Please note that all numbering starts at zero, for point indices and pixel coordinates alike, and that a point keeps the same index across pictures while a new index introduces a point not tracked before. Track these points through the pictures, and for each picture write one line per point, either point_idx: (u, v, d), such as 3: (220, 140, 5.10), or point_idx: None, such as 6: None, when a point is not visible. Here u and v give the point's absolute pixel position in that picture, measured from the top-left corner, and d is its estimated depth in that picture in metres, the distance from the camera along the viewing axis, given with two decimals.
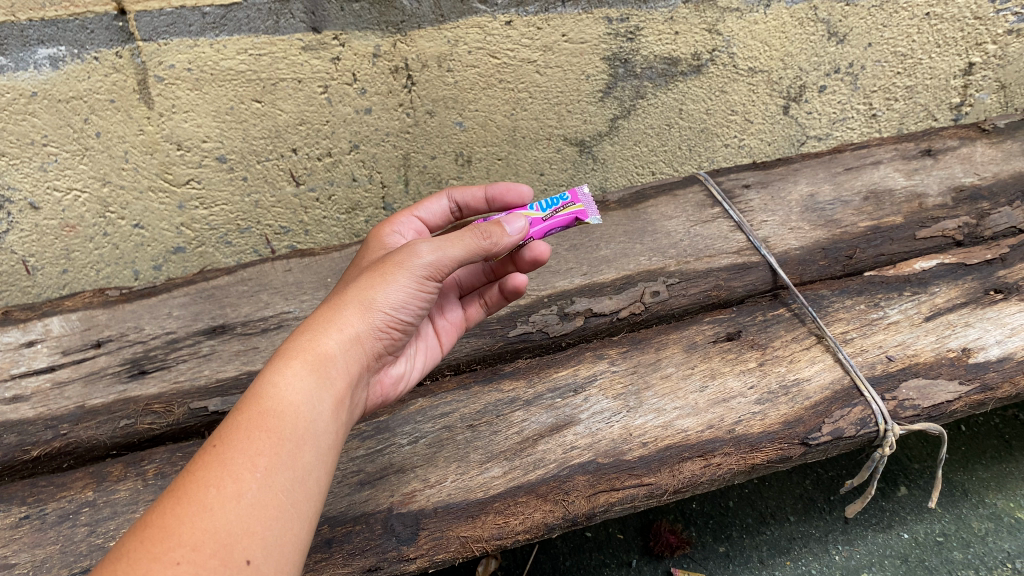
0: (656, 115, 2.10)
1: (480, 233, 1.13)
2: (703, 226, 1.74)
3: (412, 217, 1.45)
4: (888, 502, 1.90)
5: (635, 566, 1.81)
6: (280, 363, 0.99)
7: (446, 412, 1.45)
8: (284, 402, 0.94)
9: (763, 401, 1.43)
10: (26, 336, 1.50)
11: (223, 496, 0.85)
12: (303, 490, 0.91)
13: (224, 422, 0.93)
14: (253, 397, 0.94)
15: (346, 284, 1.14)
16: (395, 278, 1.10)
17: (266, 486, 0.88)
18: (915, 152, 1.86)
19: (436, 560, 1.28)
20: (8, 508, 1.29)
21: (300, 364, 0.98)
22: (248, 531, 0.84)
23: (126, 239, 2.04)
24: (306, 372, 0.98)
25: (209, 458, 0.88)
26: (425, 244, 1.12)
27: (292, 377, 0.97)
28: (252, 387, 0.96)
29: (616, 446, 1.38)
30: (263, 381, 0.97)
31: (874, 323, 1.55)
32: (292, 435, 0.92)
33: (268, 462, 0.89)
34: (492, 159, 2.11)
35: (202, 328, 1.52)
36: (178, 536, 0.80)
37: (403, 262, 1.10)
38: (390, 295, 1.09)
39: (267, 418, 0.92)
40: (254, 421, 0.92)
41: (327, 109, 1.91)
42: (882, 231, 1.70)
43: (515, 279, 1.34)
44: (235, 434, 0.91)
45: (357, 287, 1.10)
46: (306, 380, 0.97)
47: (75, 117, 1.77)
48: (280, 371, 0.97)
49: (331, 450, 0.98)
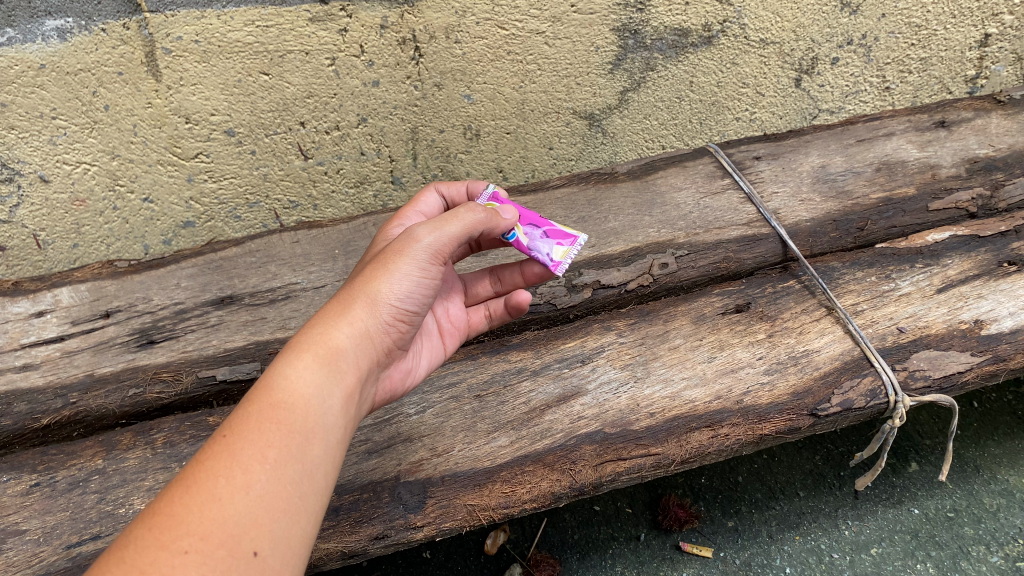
0: (666, 88, 2.08)
1: (473, 213, 1.14)
2: (713, 198, 1.71)
3: (415, 213, 1.38)
4: (898, 478, 1.89)
5: (643, 541, 1.81)
6: (290, 356, 0.95)
7: (453, 382, 1.45)
8: (293, 394, 0.90)
9: (771, 371, 1.42)
10: (35, 307, 1.50)
11: (233, 486, 0.81)
12: (310, 484, 0.87)
13: (234, 414, 0.89)
14: (262, 389, 0.90)
15: (350, 279, 1.10)
16: (398, 266, 1.06)
17: (275, 478, 0.84)
18: (929, 124, 1.83)
19: (443, 528, 1.28)
20: (19, 475, 1.31)
21: (309, 357, 0.95)
22: (256, 522, 0.80)
23: (136, 214, 2.04)
24: (316, 364, 0.94)
25: (218, 448, 0.85)
26: (422, 227, 1.10)
27: (302, 370, 0.93)
28: (260, 379, 0.92)
29: (623, 416, 1.37)
30: (272, 373, 0.93)
31: (885, 295, 1.53)
32: (301, 427, 0.89)
33: (278, 454, 0.86)
34: (500, 133, 2.11)
35: (211, 299, 1.52)
36: (187, 525, 0.77)
37: (405, 249, 1.08)
38: (396, 283, 1.06)
39: (277, 409, 0.89)
40: (263, 412, 0.88)
41: (334, 82, 1.90)
42: (894, 203, 1.68)
43: (519, 295, 1.29)
44: (244, 425, 0.87)
45: (361, 280, 1.06)
46: (316, 372, 0.94)
47: (83, 89, 1.77)
48: (289, 363, 0.94)
49: (339, 444, 0.94)
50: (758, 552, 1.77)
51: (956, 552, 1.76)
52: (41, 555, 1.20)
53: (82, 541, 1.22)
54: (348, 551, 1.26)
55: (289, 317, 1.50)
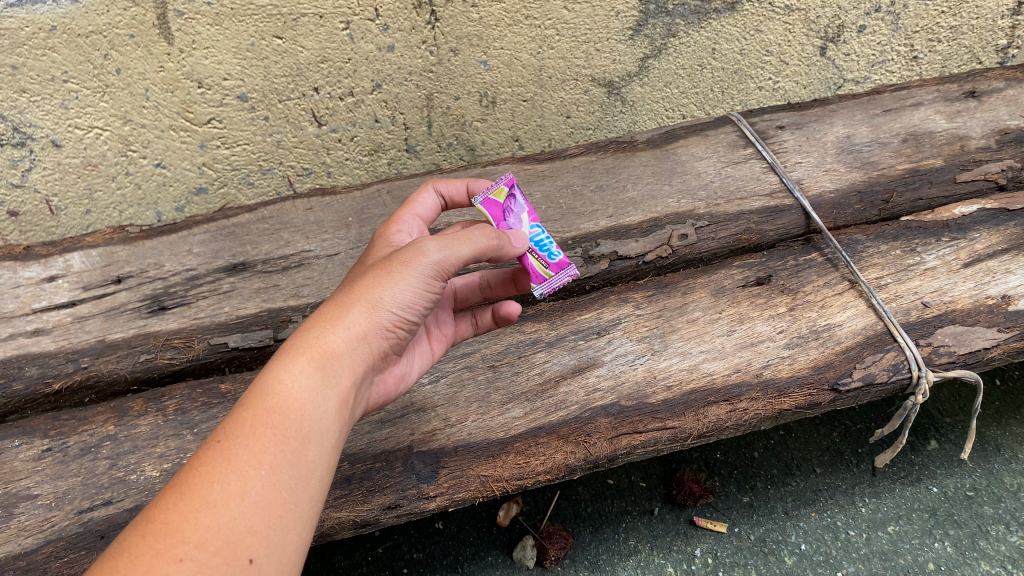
0: (688, 55, 2.04)
1: (484, 236, 1.10)
2: (735, 167, 1.67)
3: (412, 214, 1.28)
4: (917, 455, 1.87)
5: (657, 515, 1.79)
6: (285, 359, 0.92)
7: (467, 352, 1.43)
8: (288, 398, 0.88)
9: (792, 345, 1.39)
10: (46, 272, 1.48)
11: (227, 494, 0.79)
12: (305, 490, 0.86)
13: (229, 418, 0.87)
14: (257, 393, 0.88)
15: (350, 281, 1.07)
16: (402, 274, 1.03)
17: (270, 483, 0.82)
18: (958, 94, 1.78)
19: (456, 499, 1.27)
20: (30, 440, 1.30)
21: (305, 361, 0.92)
22: (252, 529, 0.79)
23: (149, 179, 2.02)
24: (311, 369, 0.92)
25: (212, 454, 0.83)
26: (430, 242, 1.06)
27: (297, 373, 0.91)
28: (255, 383, 0.90)
29: (640, 389, 1.35)
30: (267, 377, 0.90)
31: (910, 269, 1.49)
32: (296, 432, 0.87)
33: (274, 460, 0.84)
34: (517, 100, 2.07)
35: (223, 266, 1.50)
36: (182, 532, 0.75)
37: (409, 259, 1.04)
38: (398, 292, 1.02)
39: (272, 414, 0.87)
40: (258, 417, 0.86)
41: (349, 46, 1.87)
42: (921, 174, 1.64)
43: (509, 304, 1.26)
44: (238, 430, 0.85)
45: (361, 284, 1.03)
46: (311, 377, 0.91)
47: (94, 52, 1.74)
48: (284, 366, 0.91)
49: (335, 449, 0.92)
50: (773, 528, 1.76)
51: (975, 531, 1.74)
52: (52, 520, 1.20)
53: (93, 506, 1.22)
54: (360, 520, 1.24)
55: (301, 285, 1.48)
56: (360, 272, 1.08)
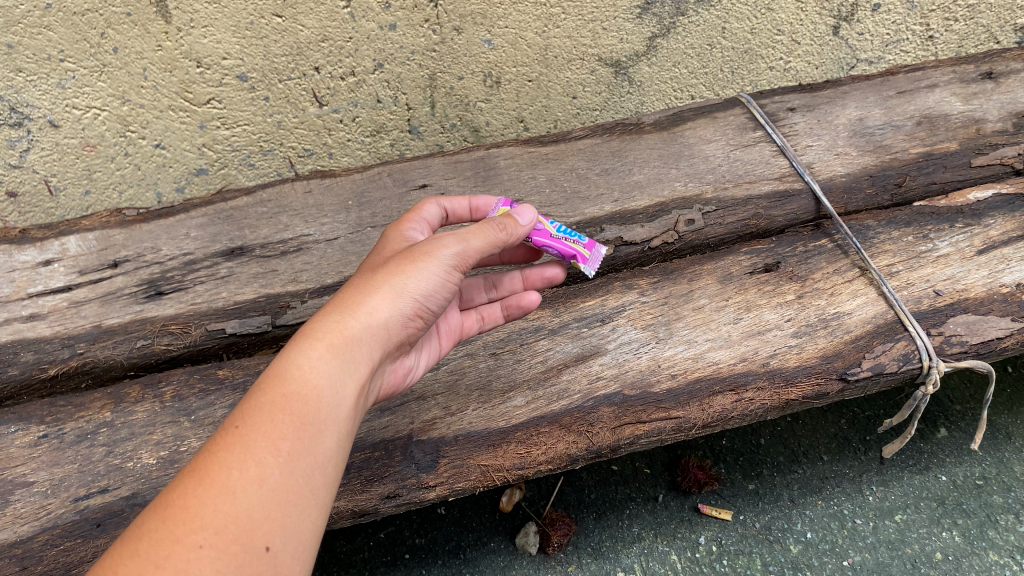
0: (697, 34, 1.99)
1: (497, 226, 1.09)
2: (744, 150, 1.63)
3: (420, 221, 1.24)
4: (925, 444, 1.84)
5: (661, 502, 1.78)
6: (306, 343, 0.90)
7: (469, 339, 1.41)
8: (307, 384, 0.86)
9: (800, 334, 1.36)
10: (42, 256, 1.46)
11: (245, 479, 0.77)
12: (321, 480, 0.84)
13: (245, 402, 0.85)
14: (276, 378, 0.86)
15: (370, 268, 1.04)
16: (423, 265, 1.00)
17: (288, 472, 0.80)
18: (975, 75, 1.73)
19: (456, 488, 1.25)
20: (26, 426, 1.29)
21: (327, 346, 0.90)
22: (269, 517, 0.77)
23: (148, 160, 2.00)
24: (333, 355, 0.89)
25: (230, 439, 0.81)
26: (448, 234, 1.04)
27: (318, 359, 0.88)
28: (274, 367, 0.87)
29: (644, 377, 1.33)
30: (286, 361, 0.88)
31: (922, 256, 1.46)
32: (314, 419, 0.84)
33: (292, 447, 0.82)
34: (522, 80, 2.03)
35: (221, 250, 1.48)
36: (201, 517, 0.73)
37: (429, 249, 1.02)
38: (419, 282, 1.00)
39: (291, 400, 0.84)
40: (276, 403, 0.84)
41: (349, 25, 1.83)
42: (935, 158, 1.60)
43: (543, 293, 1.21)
44: (256, 415, 0.83)
45: (384, 271, 1.00)
46: (332, 363, 0.89)
47: (91, 31, 1.71)
48: (305, 351, 0.89)
49: (350, 437, 0.90)
50: (779, 516, 1.74)
51: (983, 520, 1.72)
52: (49, 508, 1.19)
53: (89, 494, 1.20)
54: (359, 510, 1.23)
55: (300, 270, 1.46)
56: (378, 261, 1.05)
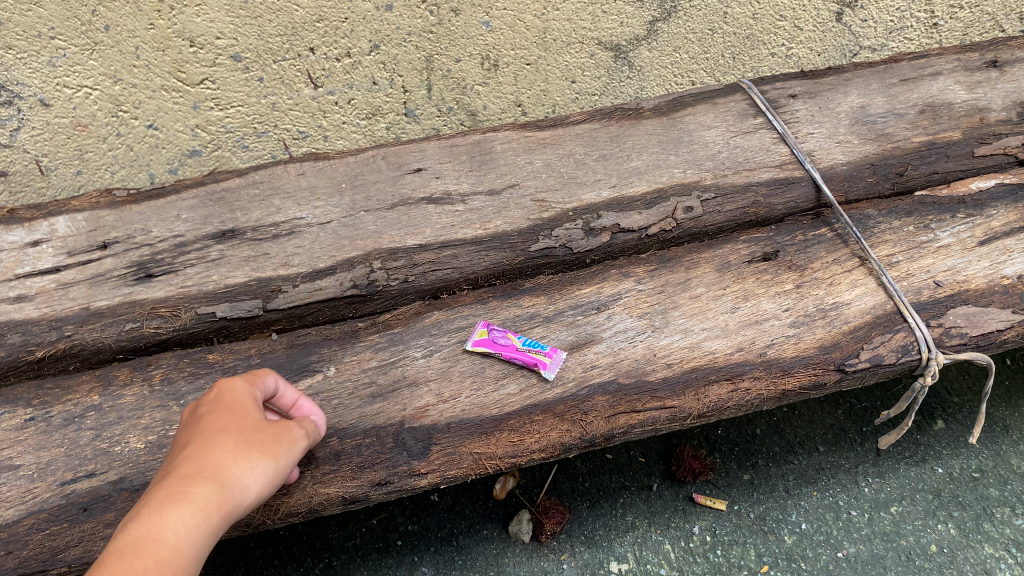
0: (698, 19, 1.97)
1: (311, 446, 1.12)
2: (744, 137, 1.60)
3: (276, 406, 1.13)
4: (922, 435, 1.83)
5: (655, 491, 1.76)
6: (171, 506, 0.88)
7: (462, 326, 1.39)
8: (169, 545, 0.84)
9: (798, 324, 1.35)
10: (30, 236, 1.43)
11: None
12: None
13: (102, 560, 0.81)
14: (142, 540, 0.83)
15: (235, 418, 1.03)
16: (275, 465, 1.01)
17: None
18: (980, 63, 1.70)
19: (448, 476, 1.24)
20: (13, 409, 1.27)
21: (191, 510, 0.88)
22: None
23: (140, 141, 1.97)
24: (194, 519, 0.88)
25: None
26: (297, 441, 1.07)
27: (183, 523, 0.86)
28: (139, 528, 0.84)
29: (639, 366, 1.31)
30: (152, 521, 0.85)
31: (923, 246, 1.44)
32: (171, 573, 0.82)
33: None
34: (520, 63, 2.01)
35: (212, 232, 1.45)
36: None
37: (281, 449, 1.03)
38: (268, 473, 0.99)
39: (156, 559, 0.82)
40: (139, 558, 0.81)
41: (345, 5, 1.80)
42: (937, 147, 1.57)
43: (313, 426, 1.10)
44: (118, 566, 0.80)
45: (237, 442, 0.99)
46: (192, 527, 0.87)
47: (82, 7, 1.70)
48: (170, 514, 0.87)
49: None
50: (774, 506, 1.73)
51: (979, 513, 1.71)
52: (35, 491, 1.18)
53: (76, 478, 1.19)
54: (350, 496, 1.21)
55: (293, 254, 1.44)
56: (242, 422, 1.02)
